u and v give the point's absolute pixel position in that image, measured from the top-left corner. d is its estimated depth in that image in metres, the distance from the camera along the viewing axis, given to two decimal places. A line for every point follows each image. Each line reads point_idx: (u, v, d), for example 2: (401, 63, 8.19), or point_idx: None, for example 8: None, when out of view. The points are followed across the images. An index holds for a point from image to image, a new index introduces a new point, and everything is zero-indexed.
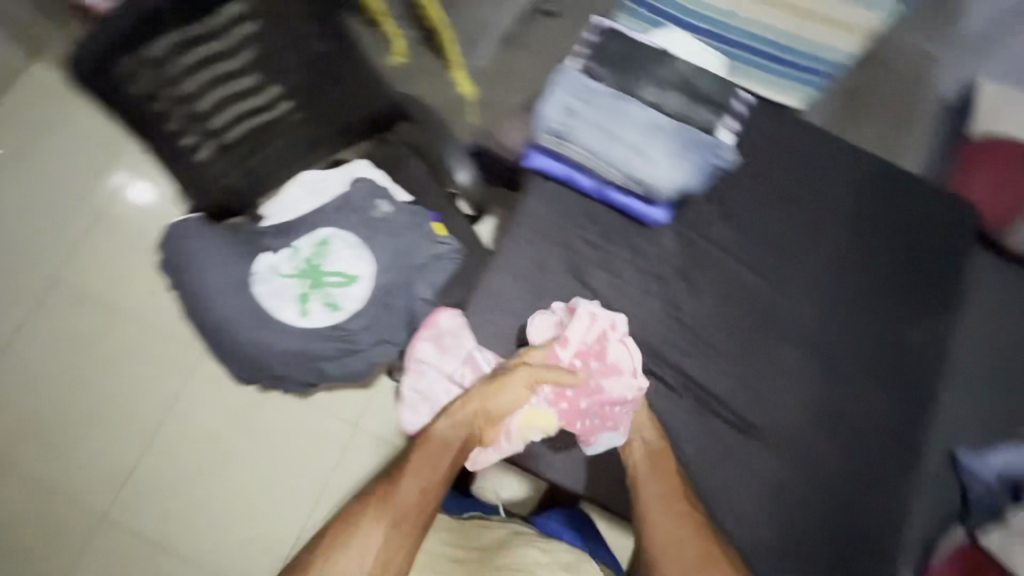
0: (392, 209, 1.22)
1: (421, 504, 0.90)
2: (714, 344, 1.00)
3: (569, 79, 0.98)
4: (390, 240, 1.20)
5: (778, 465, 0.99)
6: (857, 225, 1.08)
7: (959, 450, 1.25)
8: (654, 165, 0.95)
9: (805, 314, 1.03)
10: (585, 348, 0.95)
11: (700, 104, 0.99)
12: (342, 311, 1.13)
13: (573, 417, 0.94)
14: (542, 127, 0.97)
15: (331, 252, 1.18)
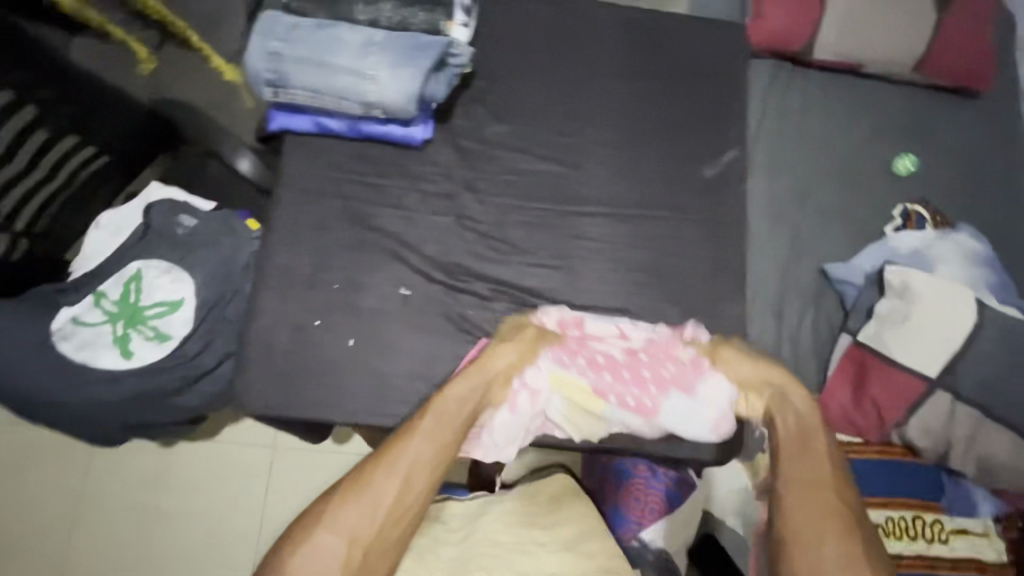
0: (196, 220, 1.16)
1: (428, 464, 0.84)
2: (514, 240, 1.03)
3: (269, 23, 0.92)
4: (204, 252, 1.14)
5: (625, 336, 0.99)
6: (619, 80, 1.09)
7: (825, 266, 1.37)
8: (376, 83, 0.89)
9: (593, 183, 1.06)
10: (572, 310, 1.00)
11: (411, 7, 0.94)
12: (171, 339, 1.08)
13: (624, 377, 0.97)
14: (257, 80, 0.91)
15: (146, 284, 1.11)
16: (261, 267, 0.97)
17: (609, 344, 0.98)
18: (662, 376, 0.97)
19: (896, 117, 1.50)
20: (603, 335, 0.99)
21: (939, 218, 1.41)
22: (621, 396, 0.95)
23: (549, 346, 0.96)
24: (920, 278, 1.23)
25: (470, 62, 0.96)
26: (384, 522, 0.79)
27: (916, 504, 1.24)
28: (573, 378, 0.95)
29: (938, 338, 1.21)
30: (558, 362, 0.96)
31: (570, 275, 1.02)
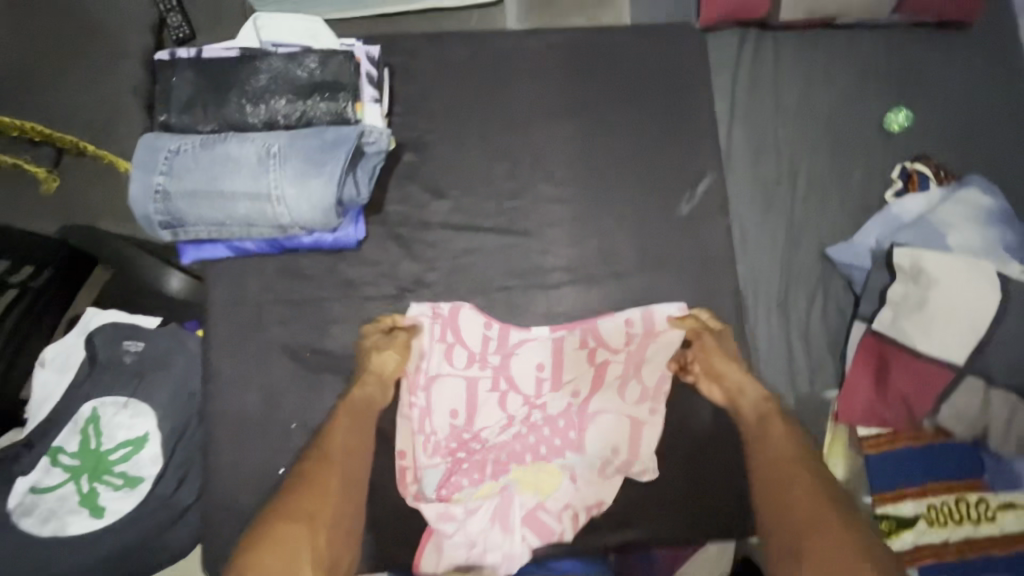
0: (145, 343, 1.07)
1: (358, 448, 0.91)
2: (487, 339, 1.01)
3: (149, 153, 0.86)
4: (157, 379, 1.06)
5: (544, 424, 1.00)
6: (566, 138, 1.06)
7: (827, 249, 1.27)
8: (283, 204, 0.84)
9: (558, 251, 1.04)
10: (458, 441, 0.99)
11: (307, 97, 0.89)
12: (144, 481, 1.00)
13: (558, 437, 0.99)
14: (150, 222, 0.87)
15: (106, 424, 1.03)
16: (235, 404, 0.96)
17: (513, 445, 0.99)
18: (559, 440, 0.99)
19: (879, 66, 1.35)
20: (496, 419, 1.00)
21: (942, 174, 1.28)
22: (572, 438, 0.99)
23: (456, 488, 0.97)
24: (932, 257, 1.13)
25: (387, 141, 0.91)
26: (336, 497, 0.83)
27: (956, 486, 1.13)
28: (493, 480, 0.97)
29: (959, 318, 1.10)
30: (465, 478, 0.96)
31: (444, 426, 0.99)
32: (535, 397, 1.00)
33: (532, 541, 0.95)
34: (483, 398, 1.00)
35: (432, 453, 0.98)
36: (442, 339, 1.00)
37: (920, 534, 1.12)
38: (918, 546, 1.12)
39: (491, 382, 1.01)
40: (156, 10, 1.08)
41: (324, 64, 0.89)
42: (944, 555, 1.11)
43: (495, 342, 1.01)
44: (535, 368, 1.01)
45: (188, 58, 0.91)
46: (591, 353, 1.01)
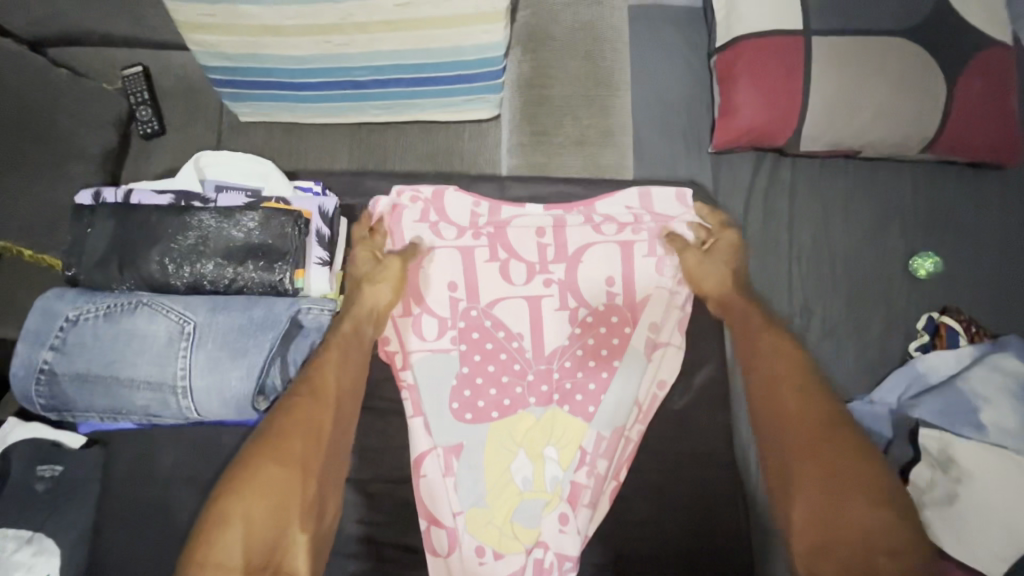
0: (64, 468, 0.96)
1: (351, 380, 0.84)
2: (435, 373, 0.96)
3: (39, 328, 0.81)
4: (73, 511, 0.94)
5: (561, 290, 1.00)
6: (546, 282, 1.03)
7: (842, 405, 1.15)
8: (190, 398, 0.80)
9: (517, 366, 0.97)
10: (461, 317, 0.98)
11: (241, 262, 0.86)
12: None
13: (583, 299, 1.00)
14: (37, 400, 0.81)
15: (1, 566, 0.90)
16: None
17: (542, 317, 0.99)
18: (587, 442, 0.95)
19: (903, 204, 1.25)
20: (506, 288, 1.00)
21: (974, 330, 1.16)
22: (616, 315, 0.99)
23: (470, 381, 0.95)
24: (962, 445, 0.98)
25: (327, 313, 0.88)
26: (325, 442, 0.78)
27: None
28: (538, 497, 0.92)
29: (995, 523, 0.92)
30: (488, 494, 0.92)
31: (445, 301, 0.99)
32: (541, 265, 1.01)
33: None
34: (482, 269, 1.00)
35: (438, 334, 0.97)
36: (424, 219, 1.02)
37: None
38: None
39: (488, 251, 1.01)
40: (127, 101, 1.02)
41: (263, 227, 0.86)
42: None
43: (485, 216, 1.03)
44: (536, 235, 1.02)
45: (117, 202, 0.87)
46: (595, 225, 1.04)
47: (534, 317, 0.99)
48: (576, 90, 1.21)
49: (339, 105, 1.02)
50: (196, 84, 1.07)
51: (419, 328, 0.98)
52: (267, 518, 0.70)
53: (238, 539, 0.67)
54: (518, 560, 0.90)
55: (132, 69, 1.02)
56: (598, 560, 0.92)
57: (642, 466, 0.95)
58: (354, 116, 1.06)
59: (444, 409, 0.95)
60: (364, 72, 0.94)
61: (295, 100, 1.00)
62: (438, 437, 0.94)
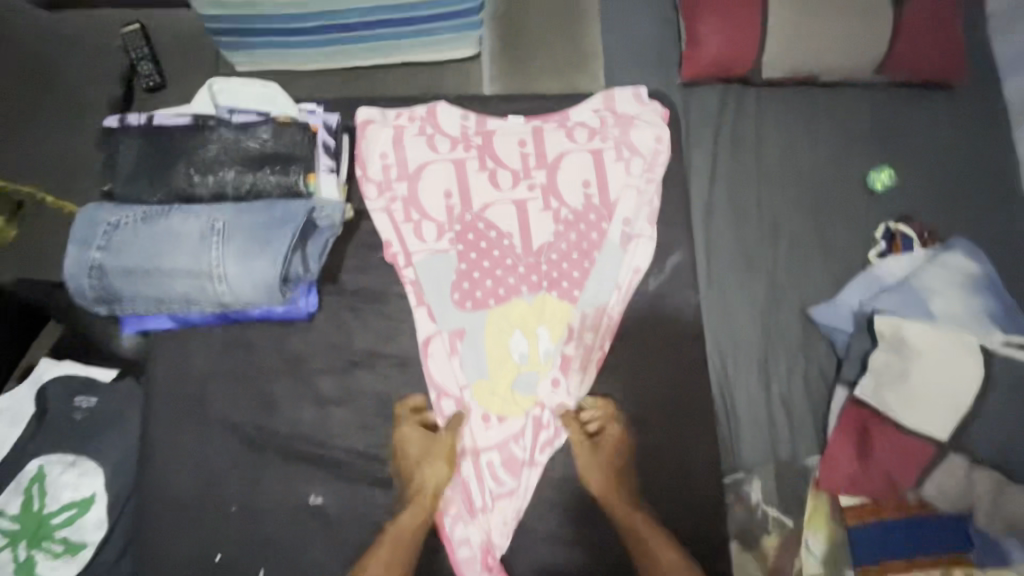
0: (98, 399, 1.03)
1: (412, 535, 0.90)
2: (434, 273, 0.98)
3: (83, 228, 0.84)
4: (111, 436, 1.02)
5: (545, 193, 1.01)
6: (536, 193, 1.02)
7: (810, 308, 1.25)
8: (224, 283, 0.82)
9: (507, 262, 0.99)
10: (457, 221, 0.99)
11: (257, 169, 0.88)
12: (84, 549, 0.95)
13: (563, 199, 1.01)
14: (87, 296, 0.84)
15: (50, 487, 0.98)
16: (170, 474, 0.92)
17: (531, 218, 1.00)
18: (578, 322, 0.98)
19: (859, 126, 1.34)
20: (495, 193, 1.01)
21: (927, 236, 1.27)
22: (593, 213, 1.01)
23: (465, 278, 0.98)
24: (912, 326, 1.09)
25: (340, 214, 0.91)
26: None
27: (947, 559, 1.13)
28: (533, 371, 0.96)
29: (941, 388, 1.06)
30: (489, 365, 0.96)
31: (440, 207, 1.00)
32: (524, 171, 1.02)
33: (504, 473, 0.93)
34: (474, 178, 1.01)
35: (438, 236, 0.99)
36: (421, 132, 1.02)
37: None
38: None
39: (477, 162, 1.02)
40: (128, 58, 1.08)
41: (278, 137, 0.89)
42: None
43: (474, 129, 1.04)
44: (519, 144, 1.03)
45: (137, 125, 0.89)
46: (569, 133, 1.04)
47: (518, 214, 1.00)
48: (551, 30, 1.28)
49: (332, 49, 1.09)
50: (191, 37, 1.12)
51: (418, 232, 0.99)
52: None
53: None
54: (518, 422, 0.95)
55: (131, 27, 1.08)
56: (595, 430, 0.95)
57: (629, 349, 0.98)
58: (346, 61, 1.13)
59: (446, 298, 0.97)
60: (353, 15, 1.02)
61: (290, 46, 1.07)
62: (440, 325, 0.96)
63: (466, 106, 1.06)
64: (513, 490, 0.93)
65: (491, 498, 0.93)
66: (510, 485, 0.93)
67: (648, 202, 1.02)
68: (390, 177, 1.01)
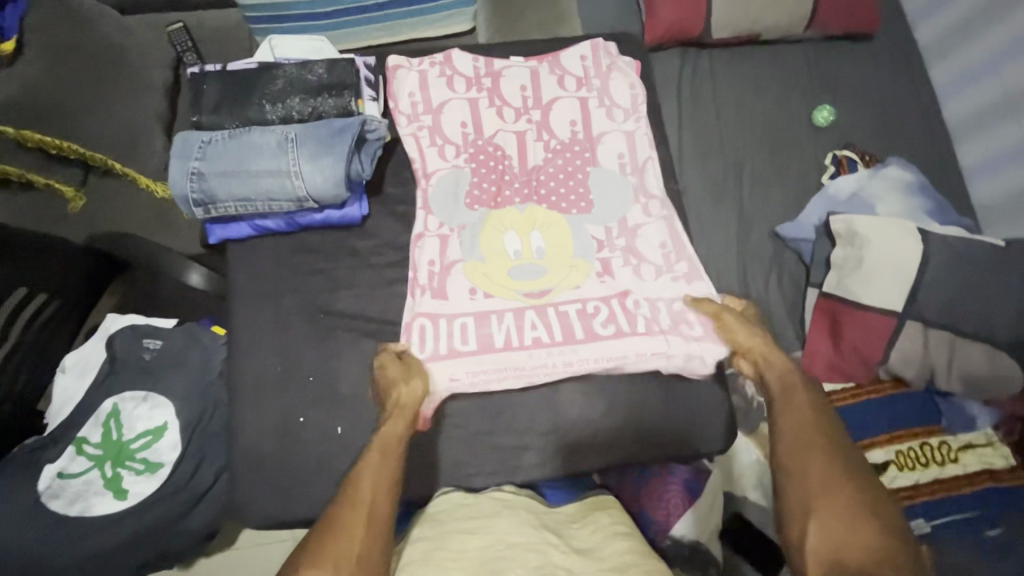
0: (163, 340, 1.15)
1: (387, 481, 0.85)
2: (445, 190, 1.11)
3: (183, 144, 0.95)
4: (178, 370, 1.14)
5: (541, 125, 1.17)
6: (537, 122, 1.17)
7: (775, 228, 1.44)
8: (301, 179, 0.92)
9: (511, 176, 1.14)
10: (471, 145, 1.14)
11: (317, 95, 1.00)
12: (163, 467, 1.06)
13: (557, 130, 1.17)
14: (184, 202, 0.94)
15: (126, 418, 1.09)
16: (232, 376, 0.96)
17: (533, 146, 1.16)
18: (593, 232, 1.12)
19: (799, 74, 1.57)
20: (501, 124, 1.16)
21: (867, 158, 1.48)
22: (578, 144, 1.16)
23: (477, 191, 1.11)
24: (864, 221, 1.28)
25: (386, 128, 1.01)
26: (365, 535, 0.78)
27: (920, 432, 1.32)
28: (526, 263, 1.08)
29: (893, 271, 1.24)
30: (484, 255, 1.07)
31: (457, 133, 1.15)
32: (524, 108, 1.17)
33: (469, 325, 1.03)
34: (486, 112, 1.16)
35: (456, 155, 1.13)
36: (443, 75, 1.17)
37: (893, 479, 1.29)
38: (893, 489, 1.29)
39: (487, 100, 1.17)
40: (173, 50, 1.30)
41: (331, 69, 1.02)
42: (915, 496, 1.28)
43: (485, 70, 1.19)
44: (521, 88, 1.18)
45: (206, 71, 1.02)
46: (560, 80, 1.20)
47: (520, 141, 1.16)
48: None
49: (350, 29, 1.28)
50: (233, 36, 1.36)
51: (439, 152, 1.13)
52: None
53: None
54: (506, 302, 1.05)
55: (175, 27, 1.30)
56: (596, 314, 1.07)
57: (629, 249, 1.12)
58: (360, 42, 1.32)
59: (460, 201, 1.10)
60: None
61: (314, 28, 1.25)
62: (443, 223, 1.08)
63: (475, 53, 1.22)
64: (473, 351, 1.01)
65: (459, 352, 1.01)
66: (472, 346, 1.01)
67: (643, 133, 1.19)
68: (418, 111, 1.15)
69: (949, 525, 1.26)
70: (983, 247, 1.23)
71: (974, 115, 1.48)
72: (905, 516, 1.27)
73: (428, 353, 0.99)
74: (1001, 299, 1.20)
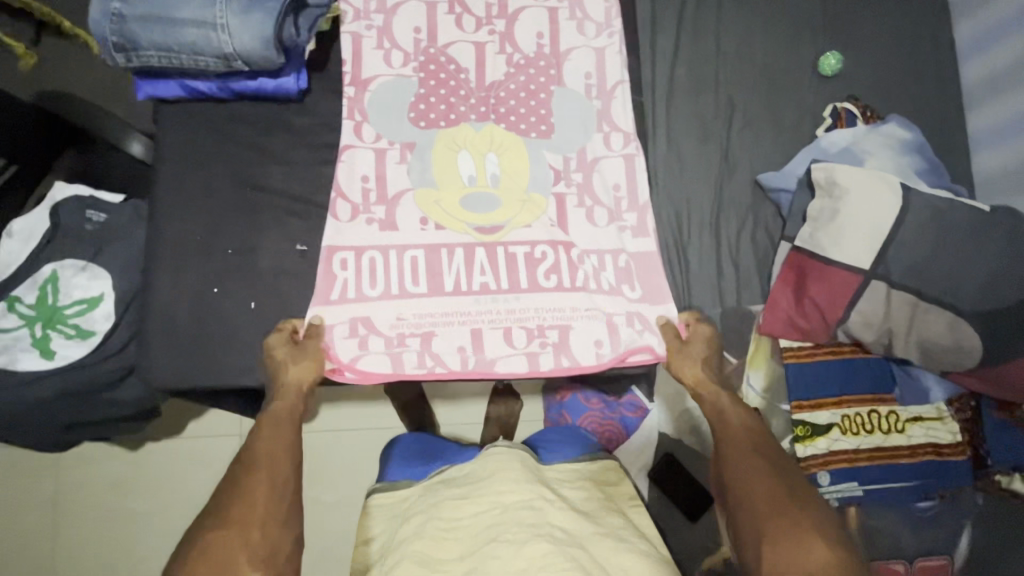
0: (106, 214, 1.14)
1: (286, 451, 0.83)
2: (390, 96, 1.01)
3: None
4: (118, 245, 1.12)
5: (505, 37, 1.05)
6: (501, 35, 1.04)
7: (759, 175, 1.37)
8: (228, 34, 0.85)
9: (468, 92, 1.02)
10: (422, 53, 1.03)
11: None
12: (93, 335, 1.06)
13: (521, 46, 1.05)
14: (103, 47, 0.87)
15: (62, 284, 1.09)
16: (154, 243, 0.93)
17: (493, 62, 1.04)
18: (555, 162, 1.02)
19: (811, 16, 1.46)
20: (457, 34, 1.04)
21: (869, 114, 1.40)
22: (543, 60, 1.04)
23: (428, 109, 1.01)
24: (846, 169, 1.20)
25: None
26: (268, 503, 0.77)
27: (870, 398, 1.29)
28: (482, 191, 0.99)
29: (868, 233, 1.18)
30: (435, 179, 0.99)
31: (409, 38, 1.03)
32: (486, 19, 1.05)
33: (421, 258, 0.96)
34: (443, 19, 1.04)
35: (404, 62, 1.02)
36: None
37: (833, 441, 1.28)
38: (833, 451, 1.28)
39: (447, 5, 1.05)
40: None
41: None
42: (854, 461, 1.28)
43: None
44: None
45: None
46: None
47: (480, 55, 1.04)
48: None
49: None
50: None
51: (387, 62, 1.02)
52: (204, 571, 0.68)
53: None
54: (458, 236, 0.97)
55: None
56: (547, 255, 0.98)
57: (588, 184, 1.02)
58: None
59: (401, 115, 1.01)
60: None
61: None
62: (384, 137, 0.99)
63: None
64: (425, 290, 0.95)
65: (399, 293, 0.95)
66: (423, 286, 0.95)
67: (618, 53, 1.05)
68: (369, 8, 1.03)
69: (878, 491, 1.27)
70: (964, 210, 1.18)
71: (991, 78, 1.37)
72: (840, 478, 1.27)
73: (375, 291, 0.95)
74: (973, 266, 1.15)
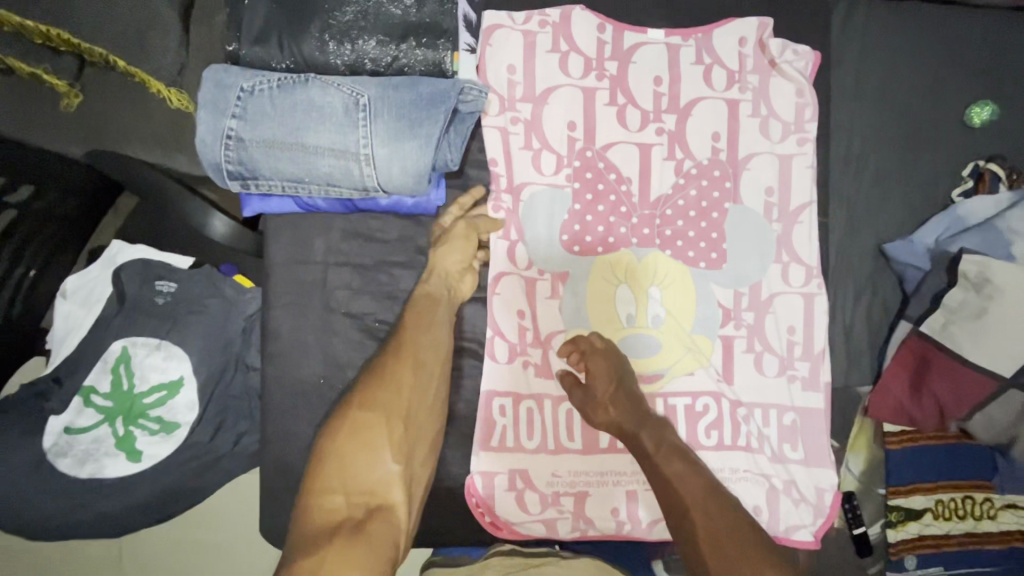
0: (178, 284, 1.00)
1: (433, 334, 0.86)
2: (551, 206, 0.98)
3: (212, 95, 0.83)
4: (195, 323, 0.99)
5: (673, 136, 1.01)
6: (660, 132, 1.01)
7: (884, 244, 1.24)
8: (372, 166, 0.83)
9: (635, 199, 1.00)
10: (578, 155, 0.99)
11: (400, 41, 0.88)
12: (180, 428, 0.96)
13: (696, 158, 1.01)
14: (217, 171, 0.84)
15: (136, 368, 0.97)
16: (290, 363, 0.92)
17: (664, 174, 1.01)
18: (726, 300, 1.01)
19: (970, 53, 1.26)
20: (619, 129, 1.00)
21: (1015, 177, 1.23)
22: (719, 169, 1.01)
23: (590, 226, 0.98)
24: (1000, 270, 1.12)
25: (483, 101, 0.91)
26: (413, 397, 0.81)
27: (967, 484, 1.21)
28: (642, 331, 0.98)
29: (1005, 338, 1.12)
30: (589, 316, 0.98)
31: (563, 139, 0.99)
32: (655, 113, 1.01)
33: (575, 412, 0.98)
34: (603, 113, 1.00)
35: (557, 168, 0.99)
36: (555, 48, 1.00)
37: (924, 525, 1.21)
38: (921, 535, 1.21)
39: (608, 94, 1.00)
40: None
41: (423, 5, 0.88)
42: (943, 545, 1.20)
43: (610, 49, 1.01)
44: (653, 81, 1.01)
45: None
46: (706, 75, 1.03)
47: (644, 163, 1.00)
48: None
49: None
50: None
51: (536, 160, 0.98)
52: (356, 455, 0.75)
53: (336, 472, 0.73)
54: None
55: None
56: (716, 404, 1.00)
57: (755, 328, 1.02)
58: None
59: (553, 236, 0.98)
60: None
61: None
62: (543, 267, 0.98)
63: (599, 19, 1.02)
64: (583, 448, 0.97)
65: (550, 451, 0.97)
66: (580, 442, 0.97)
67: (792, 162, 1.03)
68: (514, 95, 0.99)
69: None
70: None
71: None
72: (927, 564, 1.20)
73: (533, 442, 0.97)
74: None
